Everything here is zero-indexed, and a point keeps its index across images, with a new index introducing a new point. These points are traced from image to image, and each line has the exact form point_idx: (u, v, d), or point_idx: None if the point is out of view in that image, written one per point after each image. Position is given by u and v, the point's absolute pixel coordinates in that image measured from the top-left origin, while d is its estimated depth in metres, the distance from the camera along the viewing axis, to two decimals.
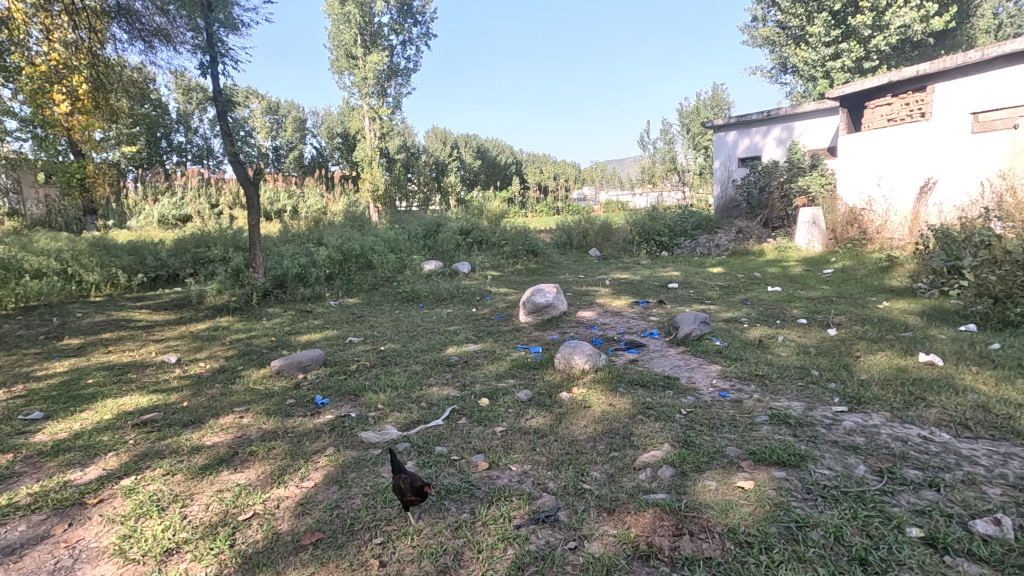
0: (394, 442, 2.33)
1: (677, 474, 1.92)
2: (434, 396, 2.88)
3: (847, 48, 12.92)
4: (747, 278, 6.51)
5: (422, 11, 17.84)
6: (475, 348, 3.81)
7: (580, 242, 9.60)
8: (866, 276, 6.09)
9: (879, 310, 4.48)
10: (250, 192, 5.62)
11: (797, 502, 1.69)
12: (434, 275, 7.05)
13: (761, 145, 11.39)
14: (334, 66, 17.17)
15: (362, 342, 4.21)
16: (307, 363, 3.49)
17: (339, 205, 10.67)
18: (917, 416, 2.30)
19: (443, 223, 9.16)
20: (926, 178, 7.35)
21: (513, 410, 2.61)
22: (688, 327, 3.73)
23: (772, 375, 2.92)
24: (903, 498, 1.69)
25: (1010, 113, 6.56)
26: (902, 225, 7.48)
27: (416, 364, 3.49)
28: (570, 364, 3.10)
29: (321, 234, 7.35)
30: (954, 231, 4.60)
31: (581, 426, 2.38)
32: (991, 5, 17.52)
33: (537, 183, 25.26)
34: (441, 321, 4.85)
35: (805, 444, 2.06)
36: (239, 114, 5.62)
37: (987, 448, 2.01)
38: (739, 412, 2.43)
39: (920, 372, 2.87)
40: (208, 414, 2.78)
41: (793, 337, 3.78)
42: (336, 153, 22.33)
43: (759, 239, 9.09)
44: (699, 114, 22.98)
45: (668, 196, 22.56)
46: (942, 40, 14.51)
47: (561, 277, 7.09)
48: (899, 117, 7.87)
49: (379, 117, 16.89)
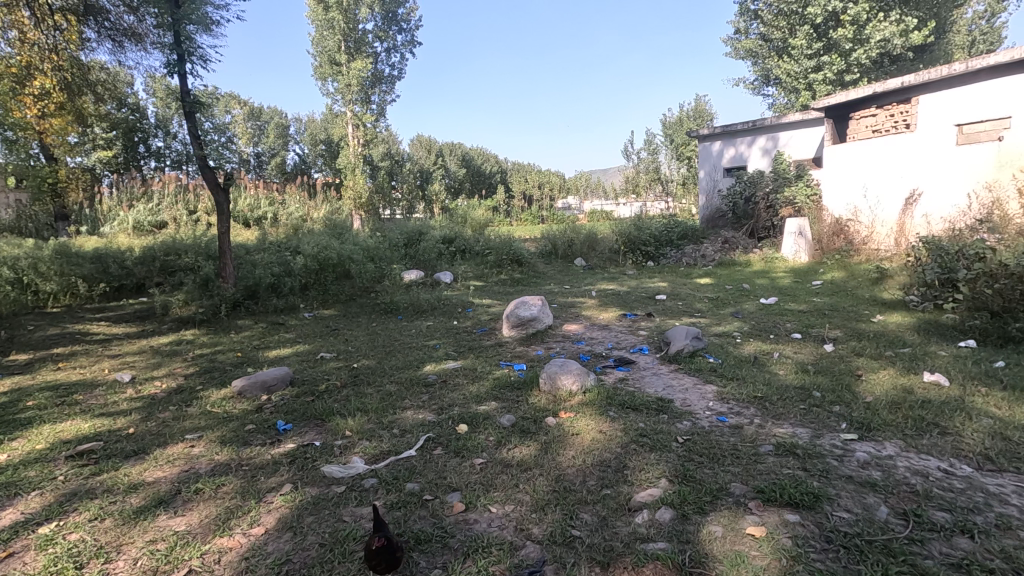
0: (360, 478, 2.08)
1: (677, 518, 1.70)
2: (408, 422, 2.63)
3: (828, 61, 13.00)
4: (736, 290, 6.38)
5: (407, 18, 17.71)
6: (455, 366, 3.57)
7: (565, 251, 9.39)
8: (856, 288, 5.97)
9: (874, 325, 4.32)
10: (219, 199, 5.31)
11: (817, 555, 1.48)
12: (413, 285, 6.81)
13: (746, 154, 11.34)
14: (317, 72, 16.92)
15: (333, 358, 3.93)
16: (272, 384, 3.21)
17: (320, 213, 10.36)
18: (932, 446, 2.11)
19: (425, 231, 8.92)
20: (912, 189, 7.31)
21: (494, 439, 2.37)
22: (679, 343, 3.53)
23: (772, 397, 2.72)
24: (934, 548, 1.48)
25: (994, 125, 6.51)
26: (889, 235, 7.52)
27: (390, 384, 3.24)
28: (556, 386, 2.87)
29: (298, 241, 6.96)
30: (946, 244, 4.46)
31: (569, 457, 2.15)
32: (965, 21, 17.78)
33: (523, 192, 25.10)
34: (420, 335, 4.60)
35: (817, 480, 1.86)
36: (212, 119, 5.28)
37: (1015, 484, 1.82)
38: (740, 441, 2.22)
39: (928, 393, 2.69)
40: (154, 443, 2.49)
41: (790, 353, 3.61)
42: (320, 161, 22.04)
43: (746, 249, 8.97)
44: (682, 124, 23.16)
45: (652, 206, 22.63)
46: (921, 55, 14.69)
47: (545, 288, 6.89)
48: (884, 129, 7.82)
49: (363, 124, 16.70)
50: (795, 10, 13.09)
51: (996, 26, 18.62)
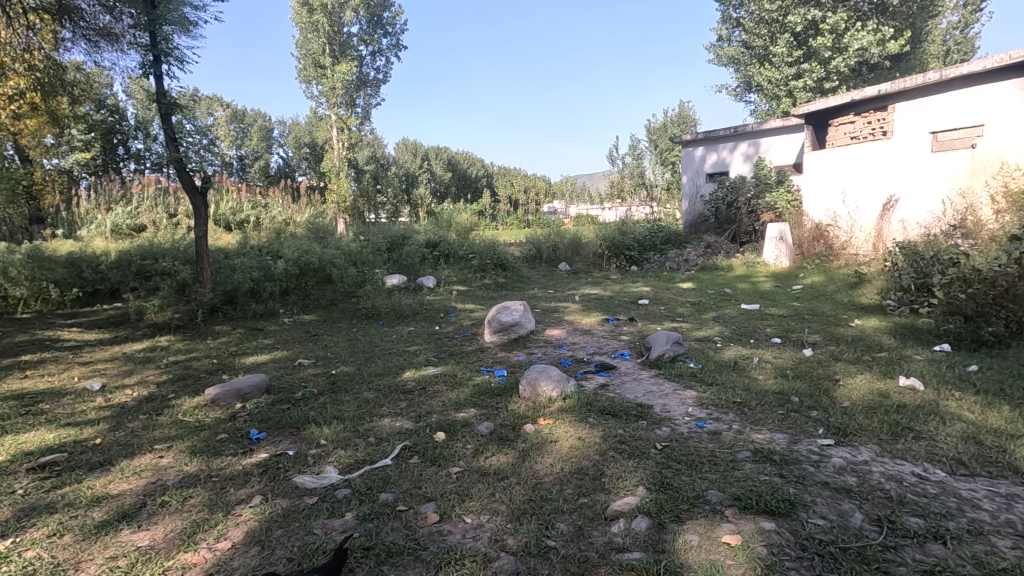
0: (332, 489, 2.03)
1: (654, 527, 1.69)
2: (384, 430, 2.58)
3: (808, 68, 13.21)
4: (718, 294, 6.42)
5: (392, 22, 17.66)
6: (435, 372, 3.53)
7: (550, 255, 9.41)
8: (835, 292, 6.05)
9: (851, 329, 4.36)
10: (196, 202, 5.20)
11: (791, 563, 1.47)
12: (396, 290, 6.75)
13: (728, 160, 11.45)
14: (301, 75, 16.78)
15: (311, 365, 3.87)
16: (246, 392, 3.14)
17: (303, 216, 10.24)
18: (907, 450, 2.13)
19: (409, 235, 8.87)
20: (889, 196, 7.43)
21: (471, 447, 2.34)
22: (660, 348, 3.52)
23: (750, 403, 2.72)
24: (907, 555, 1.48)
25: (967, 133, 6.61)
26: (867, 241, 7.64)
27: (368, 392, 3.18)
28: (536, 393, 2.85)
29: (279, 245, 6.86)
30: (921, 249, 4.52)
31: (547, 465, 2.13)
32: (939, 31, 18.20)
33: (508, 197, 25.06)
34: (401, 341, 4.54)
35: (794, 486, 1.86)
36: (189, 121, 5.17)
37: (987, 489, 1.83)
38: (718, 447, 2.22)
39: (904, 398, 2.72)
40: (121, 454, 2.42)
41: (769, 358, 3.63)
42: (303, 164, 21.84)
43: (728, 254, 9.04)
44: (666, 130, 23.39)
45: (637, 211, 22.73)
46: (897, 64, 14.99)
47: (529, 293, 6.87)
48: (862, 135, 7.94)
49: (348, 128, 16.63)
50: (775, 19, 13.30)
51: (969, 36, 19.07)
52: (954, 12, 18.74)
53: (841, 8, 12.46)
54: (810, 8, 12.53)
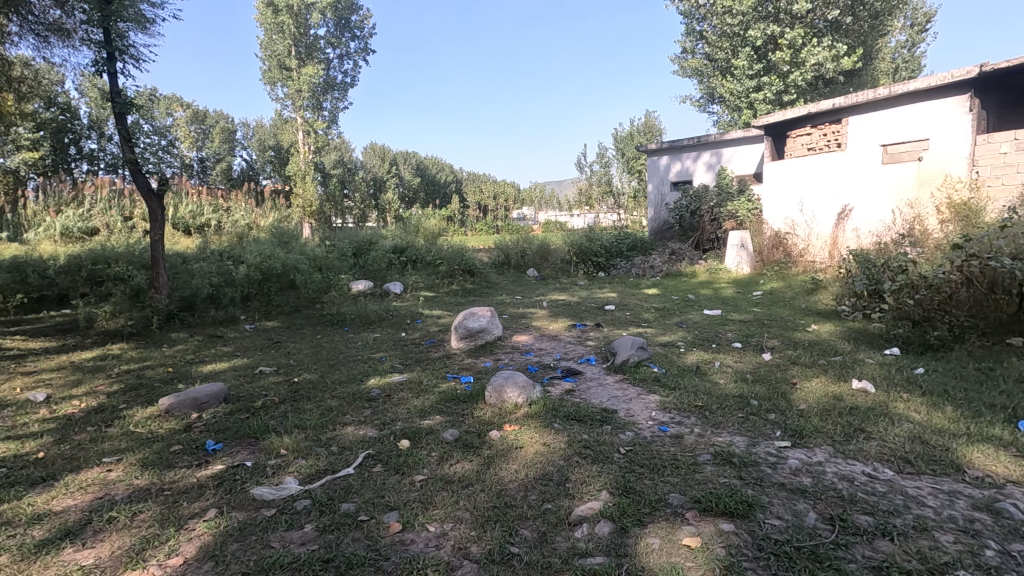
0: (291, 500, 1.98)
1: (617, 531, 1.70)
2: (347, 438, 2.54)
3: (768, 82, 13.67)
4: (682, 300, 6.56)
5: (360, 26, 17.53)
6: (400, 379, 3.48)
7: (518, 261, 9.44)
8: (793, 298, 6.24)
9: (808, 334, 4.51)
10: (152, 205, 5.02)
11: (749, 563, 1.51)
12: (362, 296, 6.66)
13: (692, 169, 11.72)
14: (265, 77, 16.46)
15: (273, 373, 3.77)
16: (203, 401, 3.04)
17: (267, 220, 10.00)
18: (858, 451, 2.21)
19: (376, 240, 8.77)
20: (844, 206, 7.74)
21: (436, 454, 2.32)
22: (625, 353, 3.57)
23: (711, 406, 2.77)
24: (857, 551, 1.54)
25: (914, 146, 6.94)
26: (823, 248, 7.94)
27: (331, 400, 3.12)
28: (502, 399, 2.84)
29: (240, 250, 6.68)
30: (873, 257, 4.70)
31: (511, 472, 2.12)
32: (890, 49, 19.08)
33: (477, 203, 25.05)
34: (366, 347, 4.48)
35: (752, 488, 1.90)
36: (145, 120, 5.00)
37: (931, 487, 1.91)
38: (680, 450, 2.25)
39: (856, 400, 2.82)
40: (66, 468, 2.30)
41: (730, 362, 3.72)
42: (268, 167, 21.37)
43: (692, 260, 9.23)
44: (632, 139, 23.85)
45: (605, 218, 23.01)
46: (851, 79, 15.64)
47: (497, 298, 6.88)
48: (818, 147, 8.24)
49: (314, 131, 16.38)
50: (737, 33, 13.71)
51: (916, 55, 20.10)
52: (902, 31, 19.67)
53: (798, 24, 12.94)
54: (770, 23, 12.96)
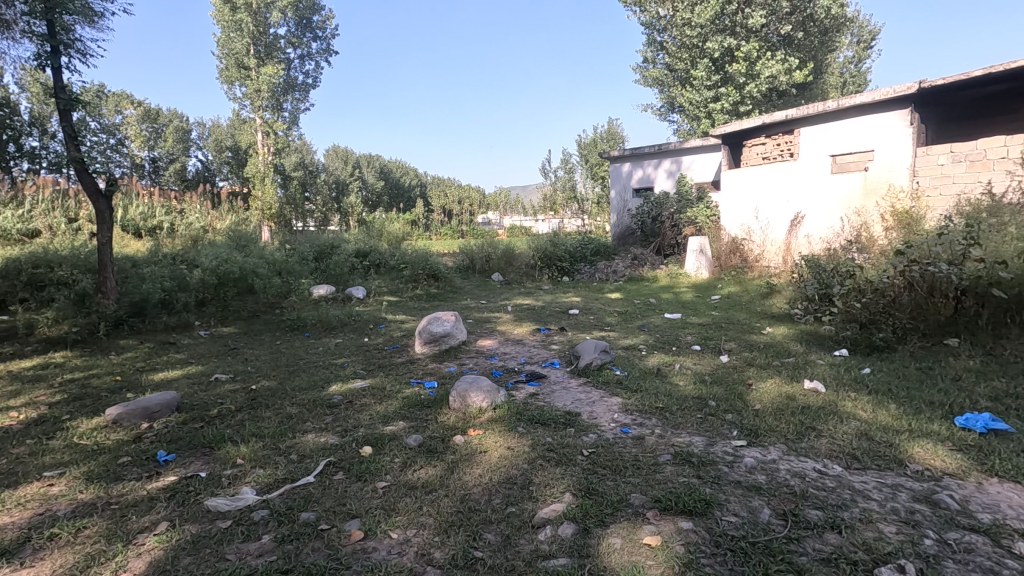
0: (248, 510, 1.92)
1: (579, 532, 1.72)
2: (308, 446, 2.48)
3: (725, 92, 14.13)
4: (644, 304, 6.69)
5: (322, 26, 17.26)
6: (362, 385, 3.43)
7: (482, 266, 9.44)
8: (750, 302, 6.45)
9: (763, 337, 4.67)
10: (99, 206, 4.81)
11: (706, 559, 1.55)
12: (323, 301, 6.53)
13: (653, 176, 11.97)
14: (222, 75, 15.98)
15: (229, 380, 3.65)
16: (155, 411, 2.92)
17: (223, 223, 9.69)
18: (809, 448, 2.30)
19: (338, 244, 8.62)
20: (796, 213, 8.06)
21: (400, 460, 2.29)
22: (588, 357, 3.61)
23: (671, 408, 2.84)
24: (808, 545, 1.60)
25: (861, 157, 7.29)
26: (777, 254, 8.25)
27: (290, 407, 3.04)
28: (466, 404, 2.84)
29: (194, 254, 6.46)
30: (823, 262, 4.91)
31: (475, 476, 2.12)
32: (839, 64, 20.00)
33: (442, 207, 24.93)
34: (328, 353, 4.39)
35: (710, 487, 1.95)
36: (92, 118, 4.78)
37: (876, 481, 2.01)
38: (641, 451, 2.30)
39: (808, 399, 2.93)
40: (2, 484, 2.17)
41: (690, 364, 3.81)
42: (224, 168, 20.73)
43: (654, 266, 9.43)
44: (596, 145, 24.22)
45: (569, 223, 23.23)
46: (803, 92, 16.31)
47: (461, 303, 6.85)
48: (772, 156, 8.55)
49: (273, 132, 15.98)
50: (695, 44, 14.10)
51: (862, 70, 21.12)
52: (849, 48, 20.68)
53: (754, 38, 13.41)
54: (727, 36, 13.39)
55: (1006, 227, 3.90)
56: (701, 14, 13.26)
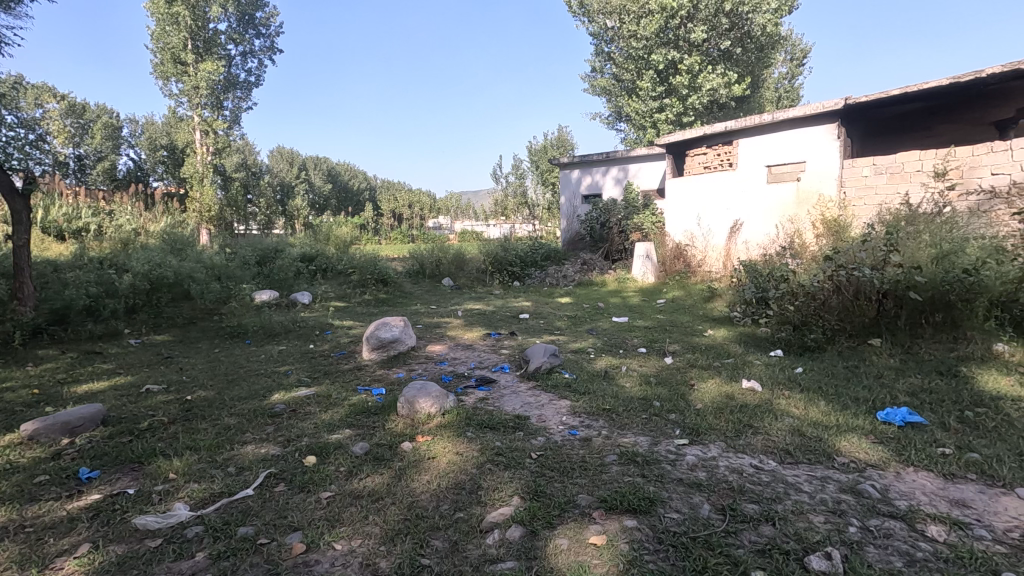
0: (181, 527, 1.83)
1: (527, 534, 1.73)
2: (247, 457, 2.38)
3: (670, 103, 14.64)
4: (593, 308, 6.81)
5: (266, 24, 16.73)
6: (307, 393, 3.32)
7: (433, 271, 9.37)
8: (693, 305, 6.69)
9: (705, 339, 4.85)
10: (16, 206, 4.47)
11: (650, 555, 1.59)
12: (266, 307, 6.30)
13: (601, 183, 12.23)
14: (156, 70, 15.20)
15: (162, 391, 3.46)
16: (77, 425, 2.73)
17: (157, 225, 9.18)
18: (747, 445, 2.40)
19: (282, 248, 8.35)
20: (736, 220, 8.43)
21: (345, 469, 2.24)
22: (538, 360, 3.64)
23: (618, 409, 2.90)
24: (745, 537, 1.67)
25: (794, 168, 7.71)
26: (718, 259, 8.60)
27: (229, 418, 2.91)
28: (414, 410, 2.80)
29: (124, 257, 6.09)
30: (759, 267, 5.15)
31: (423, 483, 2.09)
32: (774, 79, 21.09)
33: (392, 211, 24.53)
34: (271, 361, 4.24)
35: (654, 485, 2.01)
36: (7, 111, 4.43)
37: (807, 474, 2.12)
38: (588, 453, 2.33)
39: (745, 398, 3.07)
40: None
41: (636, 366, 3.91)
42: (159, 168, 19.67)
43: (602, 270, 9.61)
44: (546, 152, 24.57)
45: (520, 228, 23.39)
46: (742, 105, 17.10)
47: (411, 308, 6.77)
48: (713, 166, 8.91)
49: (213, 132, 15.32)
50: (641, 56, 14.53)
51: (795, 86, 22.36)
52: (784, 64, 21.88)
53: (696, 52, 13.96)
54: (670, 49, 13.88)
55: (920, 234, 4.20)
56: (646, 27, 13.67)
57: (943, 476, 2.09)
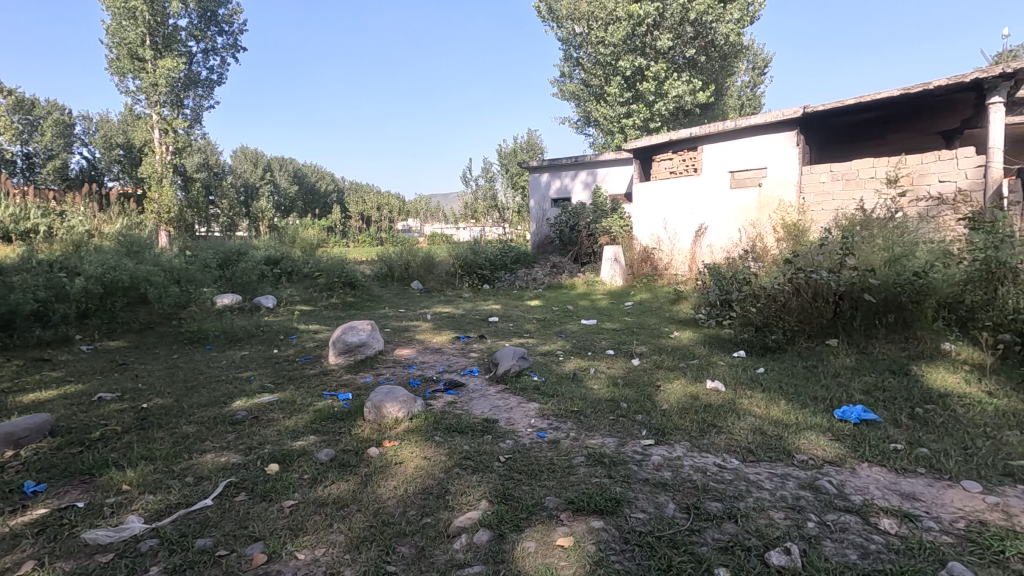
0: (135, 541, 1.75)
1: (494, 538, 1.72)
2: (207, 467, 2.31)
3: (637, 109, 14.89)
4: (562, 311, 6.86)
5: (229, 21, 16.31)
6: (270, 399, 3.24)
7: (401, 274, 9.29)
8: (660, 308, 6.80)
9: (671, 340, 4.94)
10: None
11: (616, 556, 1.61)
12: (228, 311, 6.13)
13: (570, 187, 12.34)
14: (112, 67, 14.65)
15: (115, 399, 3.32)
16: (23, 437, 2.60)
17: (112, 226, 8.83)
18: (710, 444, 2.45)
19: (245, 250, 8.14)
20: (701, 224, 8.61)
21: (309, 476, 2.19)
22: (506, 363, 3.63)
23: (586, 411, 2.92)
24: (708, 535, 1.70)
25: (755, 173, 7.93)
26: (684, 262, 8.77)
27: (188, 426, 2.82)
28: (381, 415, 2.76)
29: (76, 260, 5.83)
30: (723, 270, 5.27)
31: (390, 489, 2.06)
32: (737, 87, 21.66)
33: (360, 214, 24.17)
34: (232, 367, 4.12)
35: (620, 485, 2.03)
36: None
37: (768, 471, 2.18)
38: (556, 454, 2.34)
39: (710, 398, 3.13)
40: None
41: (604, 368, 3.95)
42: (115, 167, 18.95)
43: (572, 273, 9.69)
44: (516, 156, 24.65)
45: (490, 231, 23.39)
46: (706, 112, 17.50)
47: (380, 312, 6.69)
48: (678, 171, 9.08)
49: (173, 131, 14.84)
50: (609, 62, 14.73)
51: (757, 94, 23.01)
52: (746, 73, 22.50)
53: (662, 59, 14.22)
54: (637, 56, 14.12)
55: (874, 238, 4.37)
56: (614, 33, 13.87)
57: (895, 470, 2.18)
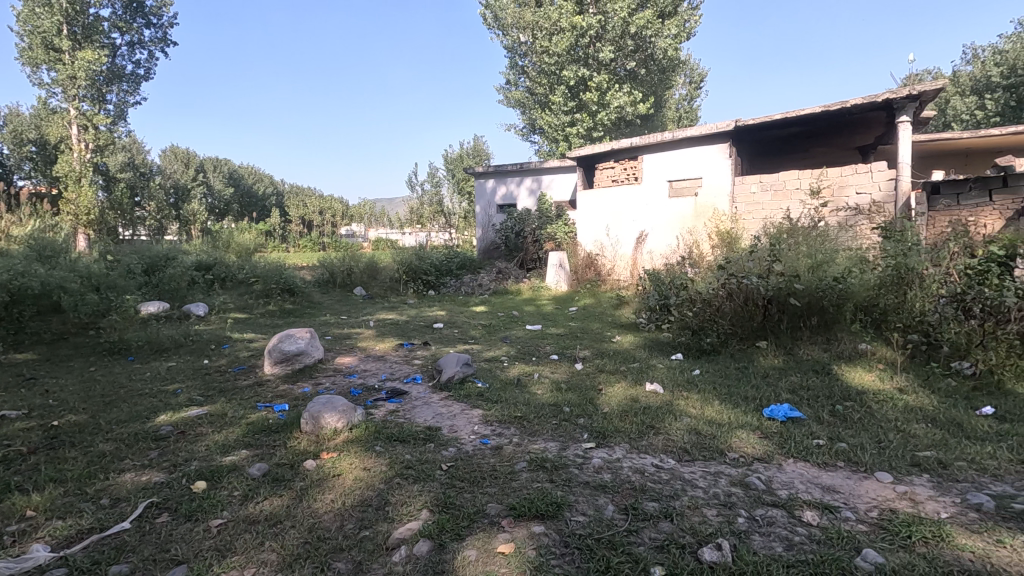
0: (38, 571, 1.61)
1: (435, 548, 1.70)
2: (126, 487, 2.16)
3: (580, 118, 15.21)
4: (507, 317, 6.88)
5: (157, 13, 15.46)
6: (199, 413, 3.07)
7: (344, 280, 9.06)
8: (602, 312, 6.95)
9: (613, 344, 5.05)
10: None
11: (556, 560, 1.62)
12: (154, 320, 5.77)
13: (515, 193, 12.43)
14: (24, 57, 13.57)
15: (20, 417, 3.05)
16: None
17: (21, 229, 8.13)
18: (649, 445, 2.52)
19: (174, 255, 7.70)
20: (641, 231, 8.87)
21: (239, 493, 2.08)
22: (450, 370, 3.60)
23: (529, 416, 2.93)
24: (645, 535, 1.74)
25: (692, 183, 8.26)
26: (626, 268, 9.01)
27: (104, 444, 2.62)
28: (319, 425, 2.66)
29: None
30: (661, 275, 5.45)
31: (327, 502, 2.00)
32: (675, 99, 22.53)
33: (301, 217, 22.88)
34: (158, 379, 3.88)
35: (561, 489, 2.05)
36: None
37: (702, 470, 2.26)
38: (498, 461, 2.34)
39: (649, 400, 3.22)
40: None
41: (547, 373, 3.99)
42: (26, 165, 17.49)
43: (517, 279, 9.74)
44: (462, 161, 24.58)
45: (436, 236, 23.17)
46: (646, 123, 18.10)
47: (320, 319, 6.49)
48: (620, 179, 9.33)
49: (93, 127, 13.88)
50: (553, 71, 14.98)
51: (694, 107, 24.01)
52: (684, 86, 23.43)
53: (604, 70, 14.59)
54: (580, 66, 14.43)
55: (799, 245, 4.64)
56: (558, 43, 14.13)
57: (817, 465, 2.31)
